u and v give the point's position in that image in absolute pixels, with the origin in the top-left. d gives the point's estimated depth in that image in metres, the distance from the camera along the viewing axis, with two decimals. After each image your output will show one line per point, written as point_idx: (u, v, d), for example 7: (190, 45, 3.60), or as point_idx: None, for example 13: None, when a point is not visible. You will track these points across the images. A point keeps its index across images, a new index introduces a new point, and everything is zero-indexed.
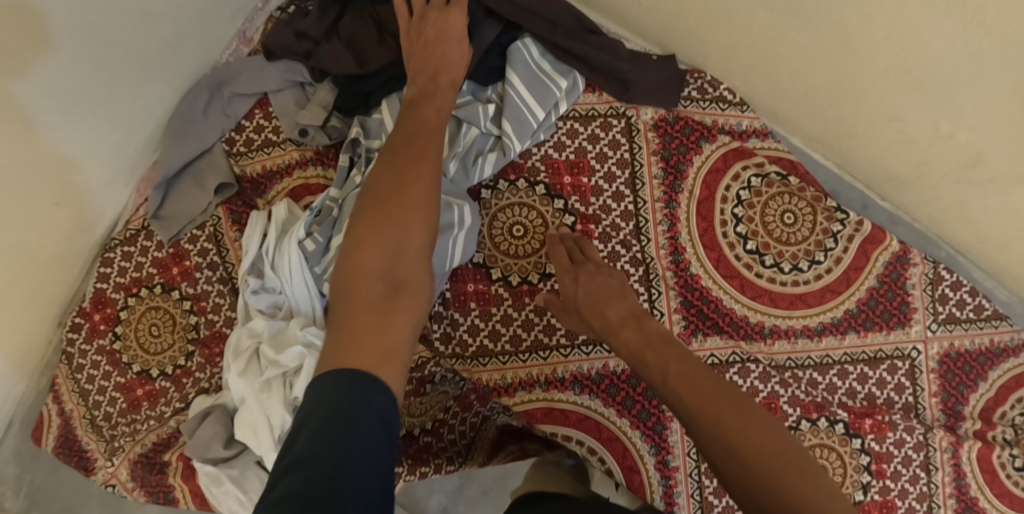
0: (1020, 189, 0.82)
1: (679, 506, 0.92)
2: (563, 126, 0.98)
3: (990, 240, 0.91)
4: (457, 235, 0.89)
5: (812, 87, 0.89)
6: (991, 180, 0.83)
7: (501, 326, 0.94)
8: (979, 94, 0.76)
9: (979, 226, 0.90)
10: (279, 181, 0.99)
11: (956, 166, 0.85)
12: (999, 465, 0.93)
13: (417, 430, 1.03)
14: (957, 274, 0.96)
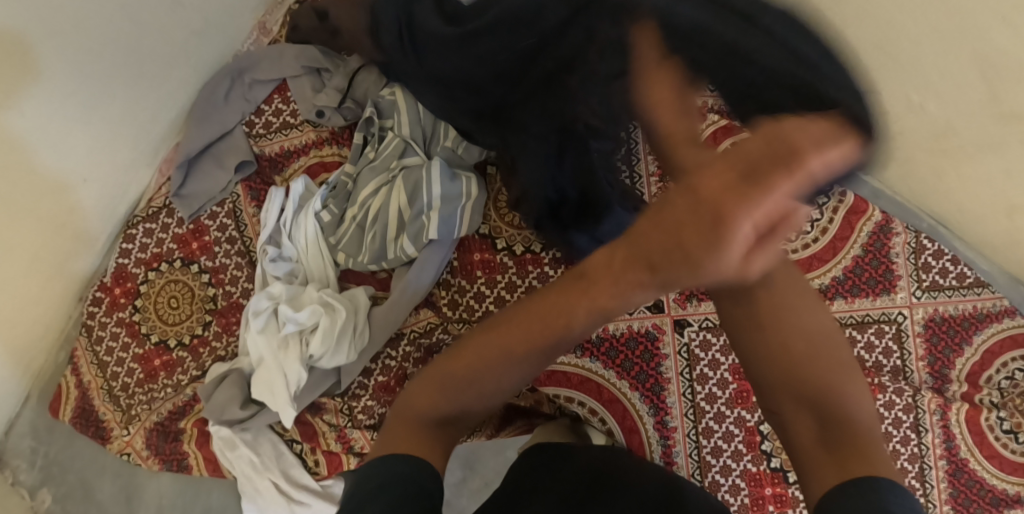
0: (986, 155, 0.87)
1: (677, 465, 0.96)
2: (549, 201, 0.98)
3: (965, 209, 0.97)
4: (465, 205, 0.94)
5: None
6: (961, 148, 0.89)
7: (506, 292, 0.97)
8: (941, 63, 0.83)
9: (954, 195, 0.96)
10: (296, 160, 1.04)
11: (928, 136, 0.91)
12: (988, 427, 0.96)
13: None
14: (939, 243, 1.00)
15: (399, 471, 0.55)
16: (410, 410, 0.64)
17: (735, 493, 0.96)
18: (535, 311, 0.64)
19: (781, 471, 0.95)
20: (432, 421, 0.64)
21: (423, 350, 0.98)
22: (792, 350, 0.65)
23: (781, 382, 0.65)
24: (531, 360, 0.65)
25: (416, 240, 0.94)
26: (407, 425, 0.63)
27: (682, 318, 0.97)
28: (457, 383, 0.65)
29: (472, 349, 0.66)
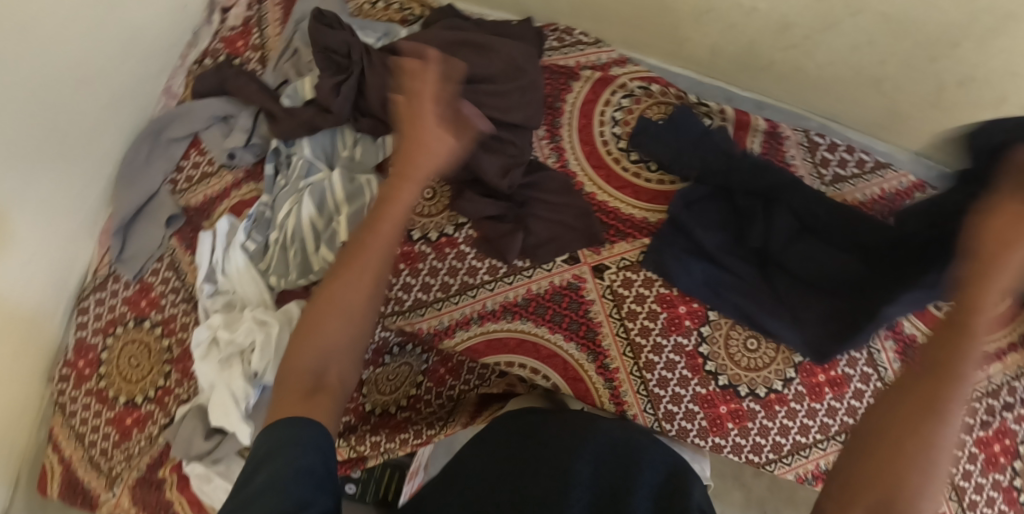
0: (827, 35, 0.92)
1: (628, 404, 0.98)
2: (618, 277, 1.00)
3: (839, 93, 1.01)
4: (370, 205, 0.99)
5: (660, 14, 1.00)
6: (805, 37, 0.94)
7: (430, 278, 1.02)
8: None
9: (821, 80, 1.00)
10: (220, 203, 1.08)
11: (772, 34, 0.96)
12: None
13: (392, 407, 1.04)
14: (829, 138, 1.05)
15: (311, 437, 0.57)
16: (297, 369, 0.63)
17: (690, 419, 0.98)
18: (331, 272, 0.67)
19: (730, 387, 0.99)
20: (305, 383, 0.62)
21: None
22: (892, 450, 0.54)
23: (865, 456, 0.56)
24: (370, 265, 0.67)
25: (334, 245, 0.98)
26: (294, 389, 0.61)
27: (599, 263, 1.00)
28: (321, 326, 0.65)
29: (306, 335, 0.65)
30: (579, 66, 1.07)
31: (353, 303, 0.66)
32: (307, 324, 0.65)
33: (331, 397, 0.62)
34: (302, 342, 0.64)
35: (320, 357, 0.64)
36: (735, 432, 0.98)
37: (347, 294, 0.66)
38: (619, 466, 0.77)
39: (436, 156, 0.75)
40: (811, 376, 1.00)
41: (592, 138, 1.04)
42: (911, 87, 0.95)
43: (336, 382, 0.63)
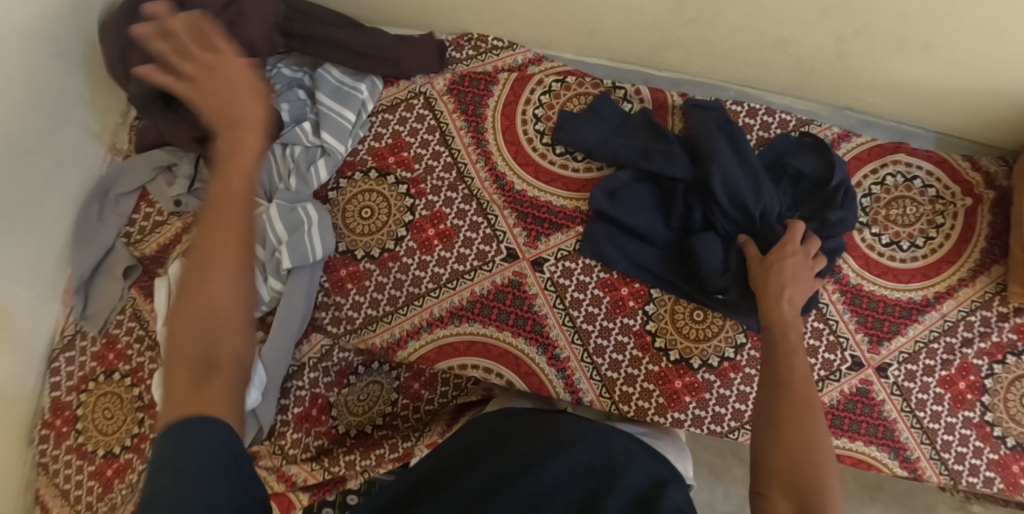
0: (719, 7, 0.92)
1: (583, 391, 0.99)
2: (558, 268, 1.02)
3: (751, 61, 1.02)
4: (310, 231, 1.02)
5: (561, 10, 1.01)
6: (701, 10, 0.94)
7: (378, 293, 1.05)
8: None
9: (733, 50, 1.00)
10: (174, 249, 1.11)
11: (672, 13, 0.96)
12: (868, 247, 1.06)
13: (368, 426, 1.06)
14: (749, 103, 1.08)
15: (201, 431, 0.52)
16: (178, 357, 0.57)
17: (646, 397, 0.99)
18: (202, 240, 0.60)
19: (683, 361, 1.00)
20: (194, 365, 0.56)
21: (325, 372, 1.05)
22: (790, 426, 0.70)
23: (778, 437, 0.70)
24: (235, 225, 0.61)
25: (278, 274, 1.01)
26: (184, 378, 0.56)
27: (537, 257, 1.02)
28: (206, 297, 0.58)
29: (195, 310, 0.58)
30: (497, 70, 1.10)
31: (225, 265, 0.59)
32: (182, 298, 0.58)
33: (225, 382, 0.56)
34: (179, 320, 0.58)
35: (206, 334, 0.57)
36: (693, 404, 0.99)
37: (222, 259, 0.59)
38: (595, 470, 0.67)
39: (266, 126, 0.67)
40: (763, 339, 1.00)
41: (516, 138, 1.07)
42: (817, 47, 0.96)
43: (233, 357, 0.58)
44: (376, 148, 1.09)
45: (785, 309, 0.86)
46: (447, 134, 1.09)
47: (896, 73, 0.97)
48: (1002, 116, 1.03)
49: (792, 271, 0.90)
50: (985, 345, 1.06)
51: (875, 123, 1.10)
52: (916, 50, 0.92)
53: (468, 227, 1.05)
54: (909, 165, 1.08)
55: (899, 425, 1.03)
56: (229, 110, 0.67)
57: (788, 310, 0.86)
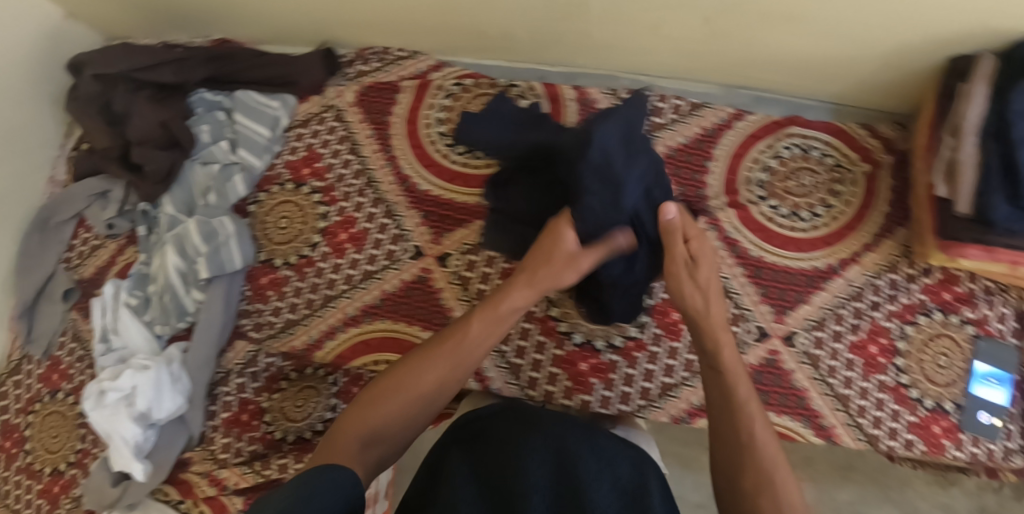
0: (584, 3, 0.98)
1: (491, 379, 1.02)
2: (462, 261, 1.06)
3: (634, 50, 1.07)
4: (227, 243, 1.07)
5: (449, 15, 1.07)
6: (572, 5, 0.98)
7: (296, 298, 1.10)
8: None
9: (611, 39, 1.05)
10: (111, 270, 1.14)
11: (547, 11, 1.01)
12: (768, 220, 1.08)
13: (307, 433, 1.08)
14: (642, 91, 1.12)
15: (338, 482, 0.66)
16: (345, 442, 0.75)
17: (553, 381, 1.01)
18: (422, 350, 0.83)
19: (587, 343, 1.02)
20: (353, 447, 0.75)
21: (254, 376, 1.10)
22: (746, 474, 0.74)
23: (737, 496, 0.74)
24: (438, 368, 0.81)
25: (199, 285, 1.07)
26: (344, 446, 0.75)
27: (442, 252, 1.07)
28: (396, 399, 0.79)
29: (387, 392, 0.79)
30: (400, 79, 1.15)
31: (418, 395, 0.80)
32: (373, 399, 0.79)
33: (375, 453, 0.76)
34: (365, 411, 0.78)
35: (371, 431, 0.77)
36: (600, 385, 1.01)
37: (419, 383, 0.80)
38: (571, 464, 0.74)
39: (490, 325, 0.83)
40: (665, 315, 1.03)
41: (420, 141, 1.12)
42: (685, 31, 1.00)
43: (367, 462, 0.75)
44: (291, 161, 1.15)
45: (714, 307, 0.83)
46: (356, 144, 1.14)
47: (771, 47, 1.01)
48: (886, 81, 1.06)
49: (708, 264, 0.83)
50: (895, 308, 1.07)
51: (766, 99, 1.13)
52: (781, 22, 0.95)
53: (378, 229, 1.09)
54: (805, 137, 1.10)
55: (811, 393, 1.04)
56: (547, 250, 0.83)
57: (705, 302, 0.83)
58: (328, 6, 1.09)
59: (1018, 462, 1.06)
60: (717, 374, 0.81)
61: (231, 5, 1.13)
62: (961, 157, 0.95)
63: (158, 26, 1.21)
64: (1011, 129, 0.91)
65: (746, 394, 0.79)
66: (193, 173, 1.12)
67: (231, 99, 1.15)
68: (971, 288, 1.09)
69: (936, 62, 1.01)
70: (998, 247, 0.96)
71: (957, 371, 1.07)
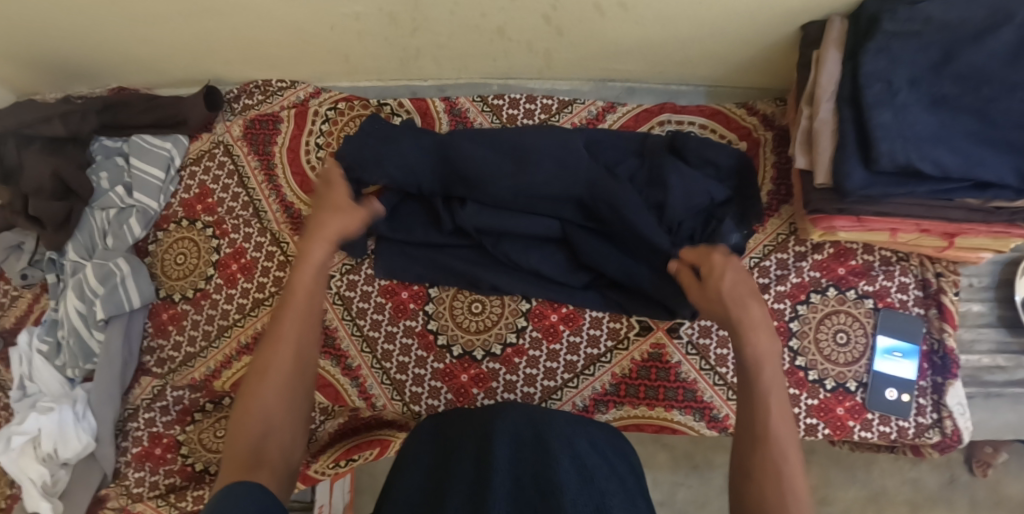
0: (426, 15, 1.00)
1: (376, 396, 1.05)
2: (343, 281, 1.08)
3: (492, 55, 1.09)
4: (125, 283, 1.12)
5: (314, 46, 1.11)
6: (414, 18, 1.01)
7: (194, 331, 1.13)
8: None
9: (466, 48, 1.07)
10: (29, 317, 1.20)
11: (398, 29, 1.04)
12: None
13: None
14: (510, 94, 1.14)
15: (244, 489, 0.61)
16: (235, 453, 0.70)
17: (435, 396, 1.03)
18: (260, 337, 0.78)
19: (466, 354, 1.03)
20: (246, 456, 0.70)
21: (164, 410, 1.13)
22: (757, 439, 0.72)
23: (749, 460, 0.72)
24: (294, 331, 0.78)
25: (98, 325, 1.11)
26: (236, 470, 0.68)
27: (324, 274, 1.08)
28: (263, 391, 0.74)
29: (252, 391, 0.74)
30: (282, 109, 1.19)
31: (282, 366, 0.76)
32: (246, 395, 0.74)
33: (272, 463, 0.71)
34: (243, 414, 0.73)
35: (259, 427, 0.72)
36: (481, 395, 1.02)
37: (280, 356, 0.76)
38: (533, 447, 0.84)
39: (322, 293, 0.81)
40: (544, 319, 1.03)
41: (301, 169, 1.15)
42: (531, 30, 1.02)
43: (274, 455, 0.71)
44: (185, 199, 1.19)
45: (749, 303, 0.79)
46: (244, 176, 1.17)
47: (619, 36, 1.02)
48: (750, 56, 1.05)
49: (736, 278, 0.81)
50: (786, 288, 1.05)
51: (638, 90, 1.14)
52: (616, 10, 0.97)
53: (265, 257, 1.12)
54: (679, 122, 1.10)
55: (700, 385, 1.01)
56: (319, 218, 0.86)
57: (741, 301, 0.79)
58: (201, 48, 1.14)
59: (932, 438, 1.02)
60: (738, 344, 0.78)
61: (118, 55, 1.18)
62: (817, 126, 0.93)
63: (58, 80, 1.26)
64: (864, 92, 0.89)
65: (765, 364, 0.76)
66: (93, 219, 1.17)
67: (128, 144, 1.19)
68: (867, 260, 1.05)
69: (789, 32, 1.00)
70: (866, 216, 0.95)
71: (860, 348, 1.03)
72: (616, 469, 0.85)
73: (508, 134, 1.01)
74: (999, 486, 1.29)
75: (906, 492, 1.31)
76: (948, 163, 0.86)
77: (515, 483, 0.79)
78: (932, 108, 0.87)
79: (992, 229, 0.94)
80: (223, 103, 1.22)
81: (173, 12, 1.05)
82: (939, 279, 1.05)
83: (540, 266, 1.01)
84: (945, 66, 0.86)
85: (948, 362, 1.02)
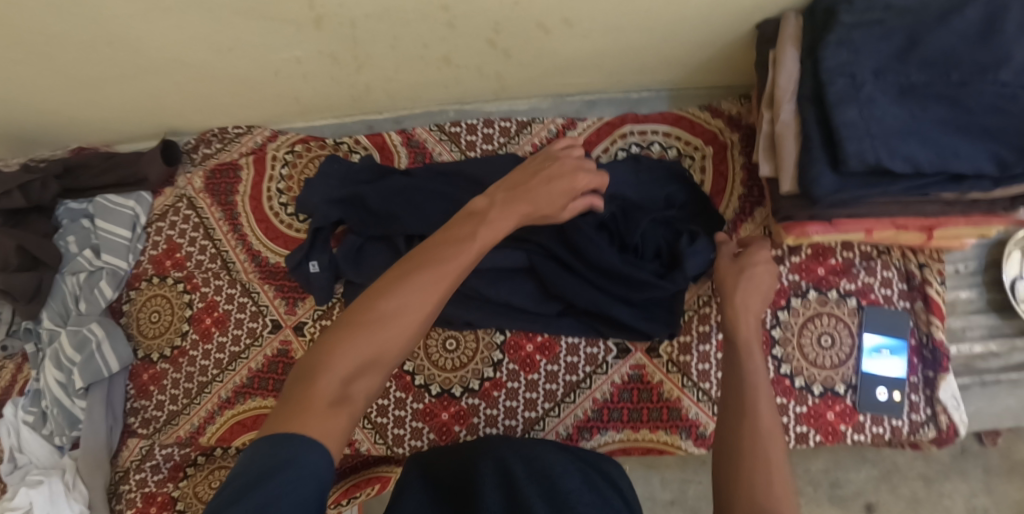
0: (369, 54, 0.98)
1: (360, 441, 1.04)
2: (317, 327, 1.07)
3: (443, 83, 1.07)
4: (101, 348, 1.11)
5: (263, 91, 1.09)
6: (357, 57, 0.99)
7: (175, 389, 1.12)
8: (275, 26, 0.92)
9: (416, 79, 1.05)
10: (13, 387, 1.19)
11: (344, 68, 1.02)
12: None
13: None
14: (467, 120, 1.12)
15: (299, 462, 0.59)
16: (324, 383, 0.64)
17: (417, 436, 1.02)
18: (411, 263, 0.72)
19: (445, 392, 1.02)
20: (333, 393, 0.64)
21: (155, 469, 1.12)
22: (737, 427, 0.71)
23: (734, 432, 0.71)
24: (444, 272, 0.71)
25: (79, 392, 1.11)
26: (316, 404, 0.63)
27: (298, 322, 1.08)
28: (370, 331, 0.67)
29: (360, 324, 0.67)
30: (240, 156, 1.18)
31: (410, 317, 0.68)
32: (361, 319, 0.68)
33: (348, 413, 0.65)
34: (347, 341, 0.66)
35: (354, 363, 0.66)
36: (463, 432, 1.01)
37: (402, 299, 0.69)
38: (525, 483, 0.81)
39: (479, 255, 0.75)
40: (519, 349, 1.02)
41: (265, 215, 1.14)
42: (477, 57, 1.00)
43: (360, 396, 0.66)
44: (154, 256, 1.18)
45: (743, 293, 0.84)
46: (209, 227, 1.16)
47: (569, 52, 0.99)
48: (707, 58, 1.02)
49: (758, 274, 0.85)
50: None
51: (598, 102, 1.12)
52: (561, 27, 0.94)
53: (238, 308, 1.11)
54: (641, 132, 1.07)
55: (684, 403, 0.98)
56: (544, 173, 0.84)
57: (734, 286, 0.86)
58: (151, 103, 1.12)
59: (928, 434, 0.98)
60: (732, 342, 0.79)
61: (70, 118, 1.16)
62: (779, 130, 0.90)
63: (17, 146, 1.25)
64: (825, 88, 0.84)
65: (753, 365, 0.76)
66: (64, 284, 1.16)
67: (91, 205, 1.18)
68: (847, 257, 1.02)
69: (743, 33, 0.96)
70: (839, 219, 0.92)
71: (846, 350, 1.00)
72: (608, 501, 0.81)
73: (465, 170, 1.03)
74: (1013, 452, 1.22)
75: (915, 467, 1.25)
76: (920, 158, 0.81)
77: None
78: (900, 100, 0.82)
79: (971, 220, 0.90)
80: (181, 156, 1.22)
81: (115, 72, 1.03)
82: (923, 269, 1.01)
83: (510, 299, 0.99)
84: (910, 53, 0.82)
85: (938, 356, 0.99)
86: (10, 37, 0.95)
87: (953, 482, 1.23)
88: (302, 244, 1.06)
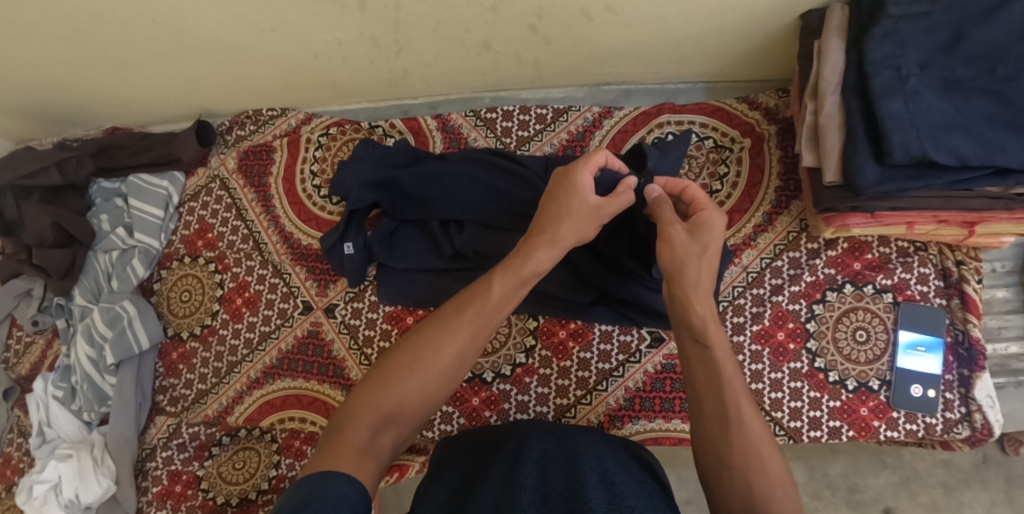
0: (409, 37, 0.98)
1: None
2: (348, 309, 1.07)
3: (478, 70, 1.07)
4: (132, 325, 1.12)
5: (300, 74, 1.09)
6: (397, 39, 0.99)
7: (204, 368, 1.13)
8: (318, 7, 0.92)
9: (453, 65, 1.05)
10: (44, 362, 1.20)
11: (382, 52, 1.02)
12: None
13: (251, 493, 1.08)
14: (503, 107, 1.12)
15: (344, 494, 0.59)
16: (352, 434, 0.66)
17: (447, 421, 1.02)
18: (435, 319, 0.74)
19: (476, 378, 1.02)
20: (361, 443, 0.66)
21: (181, 448, 1.12)
22: (734, 451, 0.69)
23: (723, 449, 0.70)
24: (464, 331, 0.73)
25: (109, 369, 1.12)
26: (345, 451, 0.65)
27: (329, 304, 1.08)
28: (396, 385, 0.70)
29: (389, 380, 0.70)
30: (274, 138, 1.18)
31: (434, 371, 0.71)
32: (388, 375, 0.71)
33: (375, 461, 0.66)
34: (375, 396, 0.70)
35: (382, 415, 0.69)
36: (493, 417, 1.01)
37: (429, 354, 0.72)
38: (567, 461, 0.78)
39: (502, 307, 0.75)
40: (552, 336, 1.02)
41: (298, 197, 1.14)
42: (516, 42, 1.00)
43: (385, 446, 0.68)
44: (185, 236, 1.18)
45: (702, 276, 0.76)
46: (241, 208, 1.16)
47: (610, 39, 0.99)
48: (746, 50, 1.02)
49: (710, 248, 0.77)
50: (799, 288, 1.02)
51: (633, 92, 1.12)
52: (603, 14, 0.94)
53: (269, 289, 1.11)
54: (678, 122, 1.07)
55: None
56: (559, 203, 0.79)
57: (698, 271, 0.76)
58: (187, 83, 1.13)
59: (962, 433, 0.97)
60: (700, 347, 0.74)
61: (106, 98, 1.17)
62: (822, 121, 0.89)
63: (52, 124, 1.26)
64: (870, 81, 0.84)
65: (732, 378, 0.73)
66: (96, 262, 1.17)
67: (125, 184, 1.19)
68: (883, 252, 1.02)
69: (786, 24, 0.96)
70: (881, 212, 0.91)
71: (881, 345, 1.00)
72: (641, 483, 0.79)
73: (501, 155, 1.02)
74: None
75: (936, 474, 1.23)
76: (966, 152, 0.81)
77: (543, 495, 0.73)
78: (945, 93, 0.82)
79: (1014, 215, 0.89)
80: (216, 137, 1.22)
81: (155, 51, 1.03)
82: (960, 267, 1.00)
83: (544, 287, 0.99)
84: (955, 47, 0.81)
85: (974, 354, 0.98)
86: (53, 14, 0.95)
87: (974, 490, 1.22)
88: (336, 225, 1.05)
